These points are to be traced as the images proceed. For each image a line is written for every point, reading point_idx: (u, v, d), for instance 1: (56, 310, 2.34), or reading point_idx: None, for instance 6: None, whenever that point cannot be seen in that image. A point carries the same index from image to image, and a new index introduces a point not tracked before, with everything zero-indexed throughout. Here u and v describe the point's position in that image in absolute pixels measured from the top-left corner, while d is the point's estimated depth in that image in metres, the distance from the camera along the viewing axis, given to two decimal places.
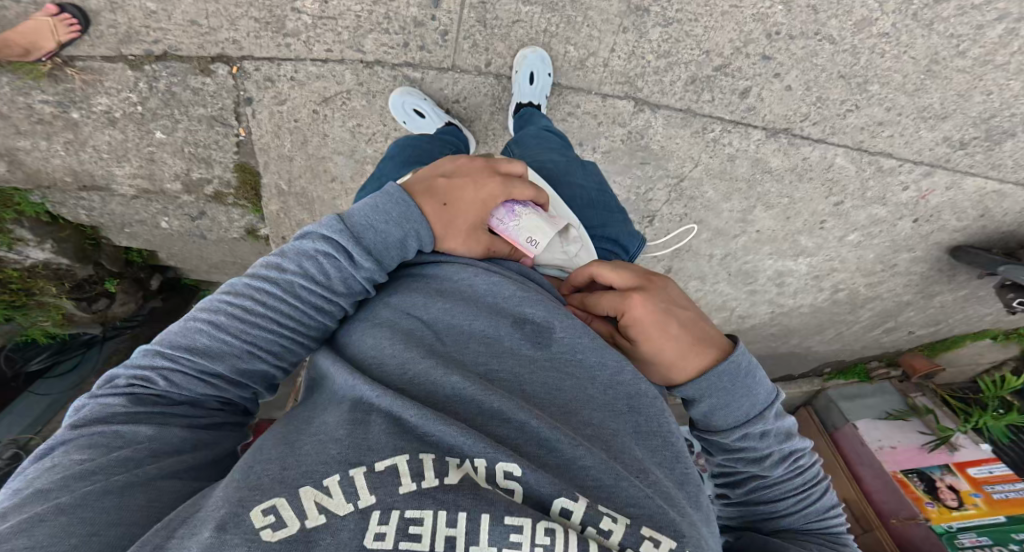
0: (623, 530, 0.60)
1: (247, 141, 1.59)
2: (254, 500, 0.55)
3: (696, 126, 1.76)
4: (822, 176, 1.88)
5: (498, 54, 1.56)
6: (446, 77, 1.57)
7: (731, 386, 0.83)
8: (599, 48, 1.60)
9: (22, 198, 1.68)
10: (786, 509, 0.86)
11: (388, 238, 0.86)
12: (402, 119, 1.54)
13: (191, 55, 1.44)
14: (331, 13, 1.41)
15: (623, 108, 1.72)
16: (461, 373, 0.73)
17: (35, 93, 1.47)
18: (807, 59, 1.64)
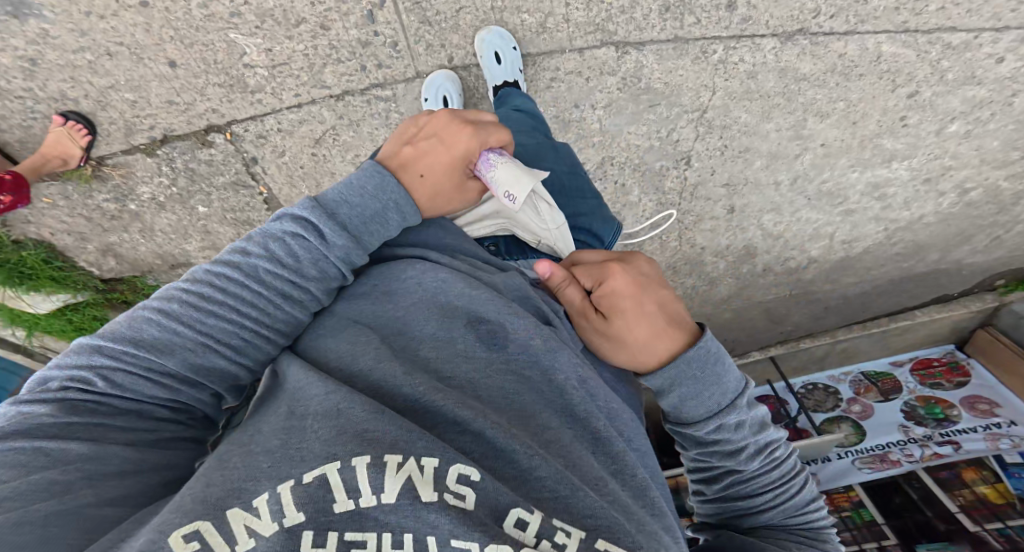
0: (576, 545, 0.56)
1: (270, 196, 1.73)
2: (173, 524, 0.51)
3: (693, 52, 1.65)
4: (874, 69, 1.69)
5: (455, 46, 1.56)
6: (415, 86, 1.58)
7: (702, 366, 0.80)
8: (554, 6, 1.56)
9: (143, 283, 1.98)
10: (762, 506, 0.83)
11: (364, 212, 0.85)
12: (427, 96, 1.56)
13: (188, 133, 1.60)
14: (280, 60, 1.50)
15: (606, 56, 1.64)
16: (411, 377, 0.69)
17: (96, 194, 1.73)
18: None
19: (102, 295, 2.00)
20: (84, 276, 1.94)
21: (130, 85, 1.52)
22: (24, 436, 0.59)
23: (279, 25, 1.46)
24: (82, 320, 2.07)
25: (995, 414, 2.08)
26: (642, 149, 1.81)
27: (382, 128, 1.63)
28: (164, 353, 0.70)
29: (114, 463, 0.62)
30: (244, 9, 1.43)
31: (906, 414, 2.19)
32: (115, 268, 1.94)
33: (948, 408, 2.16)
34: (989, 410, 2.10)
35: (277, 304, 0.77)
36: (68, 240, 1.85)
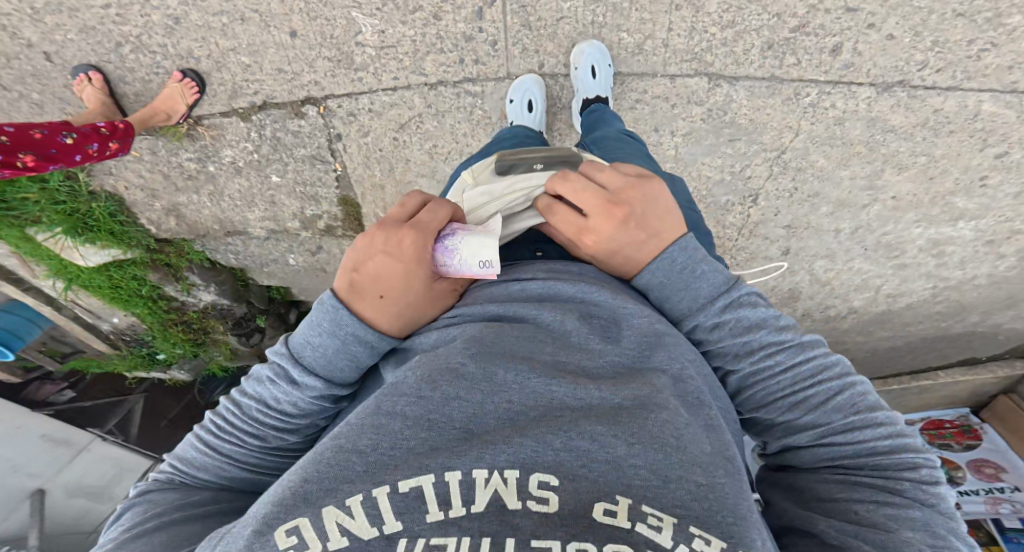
0: (669, 530, 0.52)
1: (344, 174, 1.76)
2: (277, 517, 0.57)
3: (787, 92, 1.59)
4: (968, 126, 1.60)
5: (548, 54, 1.56)
6: (503, 86, 1.59)
7: (681, 287, 0.82)
8: (656, 29, 1.53)
9: (190, 248, 2.07)
10: (784, 418, 0.77)
11: (326, 353, 0.80)
12: (511, 97, 1.56)
13: (286, 102, 1.64)
14: (389, 42, 1.53)
15: (697, 85, 1.59)
16: (524, 361, 0.68)
17: (181, 152, 1.79)
18: (907, 2, 1.45)
19: (150, 255, 2.08)
20: (138, 234, 2.02)
21: (249, 49, 1.58)
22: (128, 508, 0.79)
23: (398, 9, 1.48)
24: (124, 278, 2.15)
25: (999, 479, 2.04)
26: (713, 181, 1.77)
27: (465, 122, 1.65)
28: (202, 467, 0.83)
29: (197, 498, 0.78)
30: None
31: None
32: (172, 229, 2.01)
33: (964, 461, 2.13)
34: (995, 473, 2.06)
35: (274, 434, 0.83)
36: (138, 196, 1.92)
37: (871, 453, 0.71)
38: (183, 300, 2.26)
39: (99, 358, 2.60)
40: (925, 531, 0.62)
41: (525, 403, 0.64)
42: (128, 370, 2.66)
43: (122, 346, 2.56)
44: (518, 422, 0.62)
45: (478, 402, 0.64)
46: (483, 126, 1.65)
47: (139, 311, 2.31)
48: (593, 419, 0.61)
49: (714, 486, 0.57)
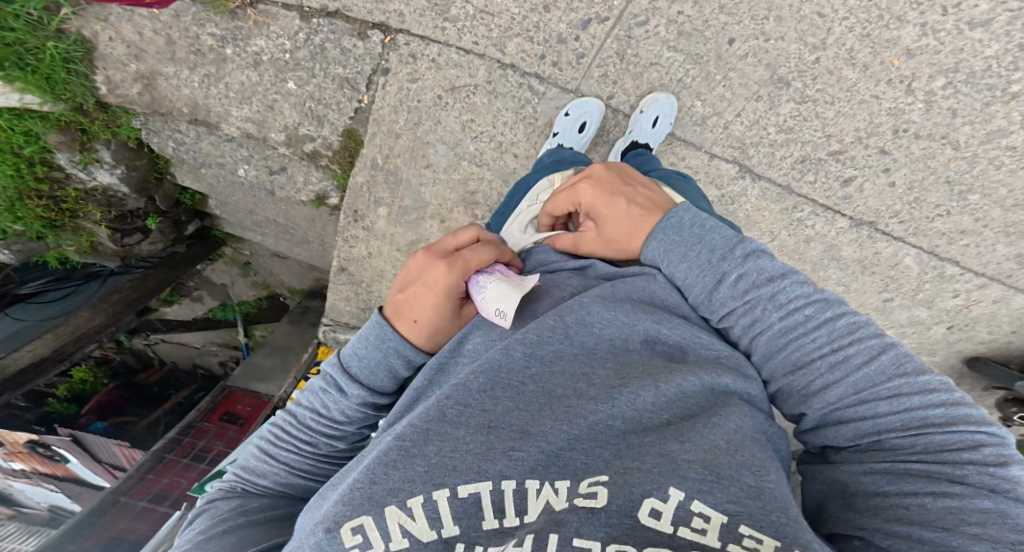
0: (717, 530, 0.52)
1: (367, 109, 1.57)
2: (344, 514, 0.61)
3: (787, 203, 1.73)
4: (885, 272, 1.83)
5: (623, 90, 1.56)
6: (566, 98, 1.56)
7: (699, 242, 0.83)
8: (726, 109, 1.59)
9: (125, 122, 1.62)
10: (823, 383, 0.71)
11: (369, 364, 0.80)
12: (569, 111, 1.53)
13: (357, 19, 1.46)
14: (492, 9, 1.44)
15: (726, 171, 1.68)
16: (582, 377, 0.70)
17: (208, 26, 1.47)
18: (922, 160, 1.62)
19: (70, 116, 1.54)
20: (81, 89, 1.53)
21: None
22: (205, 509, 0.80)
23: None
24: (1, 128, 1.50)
25: None
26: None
27: (511, 113, 1.58)
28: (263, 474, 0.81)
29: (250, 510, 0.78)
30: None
31: None
32: (127, 96, 1.57)
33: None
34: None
35: (325, 442, 0.81)
36: (116, 51, 1.50)
37: (923, 432, 0.64)
38: (69, 176, 1.68)
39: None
40: (1000, 523, 0.54)
41: (574, 407, 0.65)
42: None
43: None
44: (570, 420, 0.63)
45: (530, 414, 0.65)
46: (527, 125, 1.59)
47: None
48: (641, 431, 0.63)
49: (764, 489, 0.55)
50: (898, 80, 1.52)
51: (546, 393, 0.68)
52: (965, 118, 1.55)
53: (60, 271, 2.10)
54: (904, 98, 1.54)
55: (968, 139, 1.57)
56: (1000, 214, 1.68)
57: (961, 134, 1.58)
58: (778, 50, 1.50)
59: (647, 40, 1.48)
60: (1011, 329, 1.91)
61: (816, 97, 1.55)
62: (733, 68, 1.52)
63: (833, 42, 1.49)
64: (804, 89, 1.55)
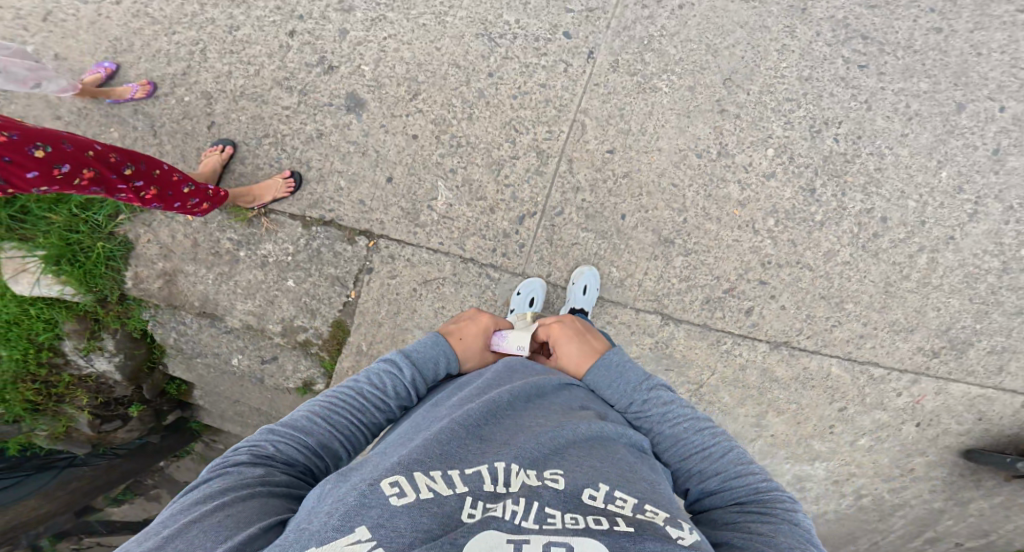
0: (632, 508, 0.64)
1: (354, 301, 1.80)
2: (375, 477, 0.63)
3: (711, 338, 2.05)
4: (822, 383, 2.11)
5: (557, 268, 1.88)
6: (517, 280, 1.85)
7: (615, 378, 1.05)
8: (637, 271, 1.97)
9: (136, 314, 1.94)
10: (700, 466, 0.88)
11: (426, 354, 1.07)
12: (520, 290, 1.77)
13: (348, 226, 1.83)
14: (452, 215, 1.83)
15: (653, 321, 2.01)
16: (541, 417, 0.84)
17: (228, 231, 1.83)
18: (795, 283, 2.04)
19: (92, 306, 1.90)
20: (110, 284, 1.89)
21: (351, 177, 1.84)
22: (228, 468, 0.74)
23: (470, 195, 1.84)
24: (32, 316, 1.88)
25: None
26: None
27: (475, 297, 1.82)
28: (308, 433, 0.83)
29: (282, 480, 0.74)
30: (460, 173, 1.84)
31: None
32: (149, 290, 1.90)
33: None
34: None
35: (374, 411, 0.94)
36: (149, 250, 1.87)
37: (763, 493, 0.80)
38: (68, 360, 2.00)
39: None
40: (796, 537, 0.71)
41: (542, 433, 0.77)
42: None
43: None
44: (540, 438, 0.75)
45: (510, 432, 0.77)
46: (489, 306, 1.83)
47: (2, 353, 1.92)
48: (589, 450, 0.76)
49: (655, 491, 0.70)
50: (744, 226, 2.02)
51: (511, 425, 0.80)
52: (805, 246, 2.03)
53: (9, 462, 2.04)
54: (757, 239, 2.02)
55: (815, 261, 2.03)
56: (878, 316, 2.05)
57: (807, 259, 2.03)
58: (656, 217, 1.96)
59: (565, 229, 1.88)
60: (975, 416, 2.08)
61: (695, 249, 2.00)
62: (630, 238, 1.95)
63: (690, 205, 1.98)
64: (686, 244, 1.99)
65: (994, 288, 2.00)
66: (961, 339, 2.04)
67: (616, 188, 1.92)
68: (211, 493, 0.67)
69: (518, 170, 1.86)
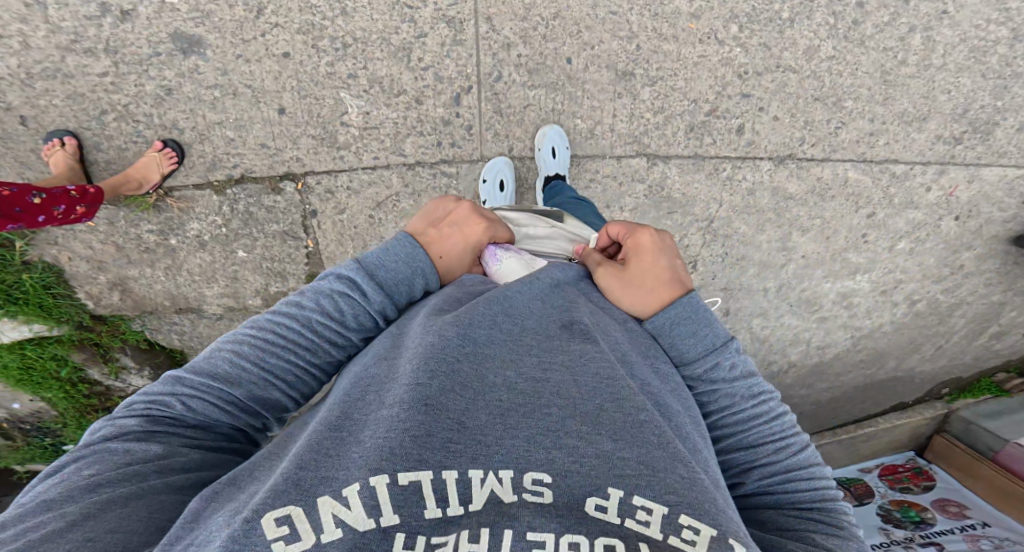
0: (658, 522, 0.57)
1: (315, 250, 1.77)
2: (266, 504, 0.53)
3: (709, 168, 1.97)
4: (843, 192, 2.12)
5: (517, 138, 1.78)
6: (477, 166, 1.77)
7: (703, 327, 0.89)
8: (603, 116, 1.83)
9: (127, 327, 1.84)
10: (767, 457, 0.84)
11: (399, 274, 0.90)
12: (485, 177, 1.71)
13: (264, 176, 1.67)
14: (373, 124, 1.66)
15: (638, 164, 1.92)
16: (512, 365, 0.70)
17: (143, 224, 1.69)
18: (781, 88, 1.91)
19: (78, 333, 1.82)
20: (74, 308, 1.78)
21: (236, 124, 1.61)
22: (117, 443, 0.70)
23: (383, 92, 1.64)
24: (40, 360, 1.84)
25: (968, 516, 2.37)
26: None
27: None
28: (232, 383, 0.77)
29: (180, 461, 0.71)
30: (363, 76, 1.61)
31: (885, 517, 2.48)
32: (114, 304, 1.80)
33: (922, 511, 2.48)
34: (961, 512, 2.40)
35: (327, 349, 0.85)
36: (81, 268, 1.72)
37: (824, 500, 0.80)
38: (108, 386, 1.96)
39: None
40: None
41: (519, 411, 0.64)
42: (18, 463, 2.13)
43: (18, 436, 2.08)
44: (513, 419, 0.63)
45: (466, 401, 0.64)
46: None
47: (49, 397, 1.93)
48: (592, 427, 0.63)
49: (654, 466, 0.60)
50: (705, 38, 1.81)
51: (470, 378, 0.67)
52: (780, 47, 1.87)
53: None
54: (725, 50, 1.83)
55: (796, 61, 1.89)
56: (884, 109, 2.02)
57: (787, 60, 1.89)
58: (605, 51, 1.75)
59: (511, 91, 1.72)
60: (1018, 199, 2.27)
61: (660, 75, 1.81)
62: (584, 81, 1.77)
63: (638, 29, 1.75)
64: (648, 72, 1.80)
65: (1007, 59, 2.00)
66: (983, 121, 2.10)
67: (551, 32, 1.69)
68: (76, 488, 0.62)
69: (433, 48, 1.63)
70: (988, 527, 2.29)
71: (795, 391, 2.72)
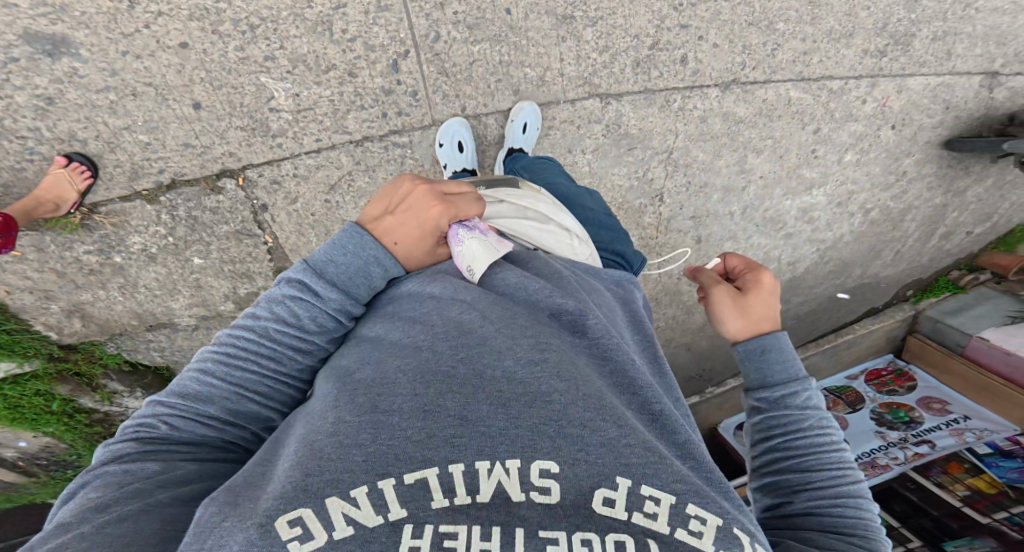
0: (667, 511, 0.57)
1: (276, 245, 1.71)
2: (277, 507, 0.52)
3: (660, 101, 1.99)
4: (788, 111, 2.18)
5: (467, 96, 1.74)
6: (430, 132, 1.72)
7: (789, 363, 0.95)
8: (551, 61, 1.80)
9: (102, 352, 1.75)
10: (823, 483, 0.82)
11: (350, 269, 0.86)
12: (441, 141, 1.71)
13: (198, 177, 1.58)
14: (306, 105, 1.58)
15: (593, 105, 1.92)
16: (512, 355, 0.69)
17: (77, 245, 1.58)
18: (716, 17, 1.93)
19: (52, 366, 1.72)
20: (36, 341, 1.67)
21: (147, 126, 1.50)
22: (114, 465, 0.67)
23: (310, 70, 1.55)
24: (26, 398, 1.74)
25: (950, 411, 2.59)
26: (625, 188, 2.12)
27: (396, 173, 1.73)
28: (206, 402, 0.75)
29: (181, 474, 0.68)
30: (281, 55, 1.51)
31: (879, 421, 2.66)
32: (78, 331, 1.70)
33: (910, 411, 2.66)
34: (944, 408, 2.62)
35: (292, 355, 0.81)
36: (27, 300, 1.61)
37: (876, 538, 0.76)
38: (107, 412, 1.86)
39: (10, 490, 2.05)
40: None
41: (521, 402, 0.63)
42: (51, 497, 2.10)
43: (40, 472, 2.00)
44: (515, 410, 0.62)
45: (465, 397, 0.63)
46: (417, 173, 1.76)
47: (51, 432, 1.85)
48: (595, 412, 0.63)
49: (669, 464, 0.61)
50: None
51: (467, 378, 0.66)
52: None
53: None
54: None
55: None
56: (813, 29, 2.07)
57: None
58: None
59: (452, 48, 1.66)
60: (944, 106, 2.39)
61: (599, 14, 1.79)
62: (527, 29, 1.73)
63: None
64: (587, 14, 1.78)
65: None
66: (903, 34, 2.17)
67: None
68: (86, 510, 0.59)
69: (355, 17, 1.53)
70: (968, 420, 2.52)
71: None
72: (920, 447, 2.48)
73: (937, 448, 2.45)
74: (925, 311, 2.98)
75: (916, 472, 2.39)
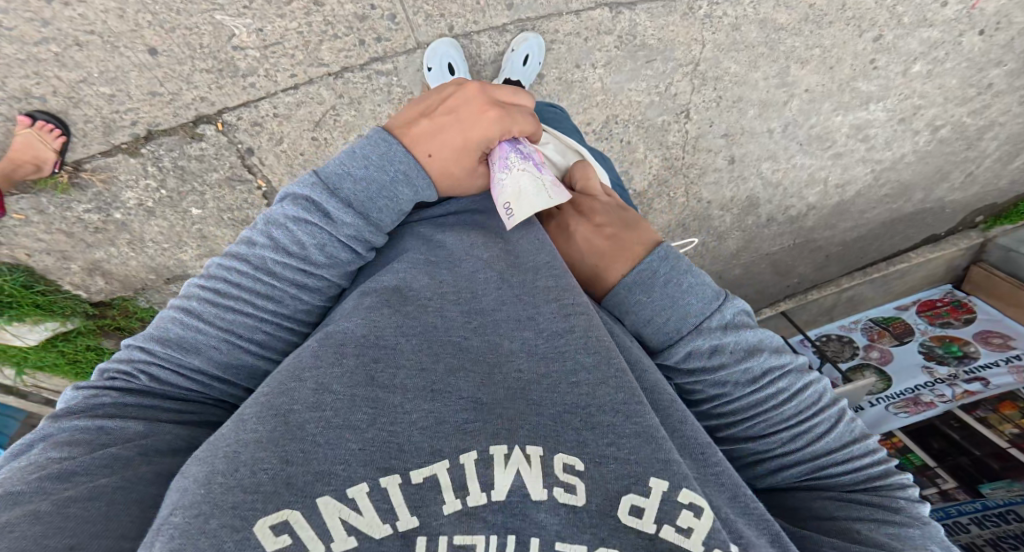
0: (707, 522, 0.59)
1: (269, 189, 1.76)
2: (254, 509, 0.53)
3: (682, 8, 1.80)
4: (842, 16, 1.92)
5: (454, 15, 1.62)
6: (416, 57, 1.64)
7: (671, 318, 0.90)
8: None
9: (135, 306, 1.96)
10: (792, 448, 0.86)
11: (370, 189, 0.90)
12: (430, 65, 1.63)
13: (174, 127, 1.61)
14: (271, 40, 1.53)
15: (602, 16, 1.75)
16: (513, 340, 0.75)
17: (76, 205, 1.69)
18: None
19: (92, 322, 1.95)
20: (70, 300, 1.89)
21: (105, 78, 1.51)
22: (83, 420, 0.74)
23: (269, 3, 1.48)
24: (76, 351, 2.00)
25: (1011, 347, 2.46)
26: (644, 105, 1.96)
27: (385, 104, 1.69)
28: (193, 352, 0.81)
29: (167, 440, 0.74)
30: None
31: (928, 355, 2.58)
32: (104, 288, 1.90)
33: (965, 345, 2.55)
34: (1005, 343, 2.48)
35: (294, 293, 0.87)
36: (47, 261, 1.79)
37: (869, 479, 0.84)
38: None
39: None
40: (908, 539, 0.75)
41: (540, 389, 0.68)
42: None
43: None
44: (532, 397, 0.67)
45: (478, 382, 0.68)
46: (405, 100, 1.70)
47: None
48: (629, 395, 0.67)
49: (697, 468, 0.64)
50: None
51: (473, 359, 0.72)
52: None
53: None
54: None
55: None
56: None
57: None
58: None
59: None
60: None
61: None
62: None
63: None
64: None
65: None
66: None
67: None
68: (46, 479, 0.63)
69: None
70: None
71: (818, 235, 2.65)
72: (971, 384, 2.38)
73: (991, 387, 2.35)
74: (996, 239, 2.79)
75: (961, 410, 2.34)
